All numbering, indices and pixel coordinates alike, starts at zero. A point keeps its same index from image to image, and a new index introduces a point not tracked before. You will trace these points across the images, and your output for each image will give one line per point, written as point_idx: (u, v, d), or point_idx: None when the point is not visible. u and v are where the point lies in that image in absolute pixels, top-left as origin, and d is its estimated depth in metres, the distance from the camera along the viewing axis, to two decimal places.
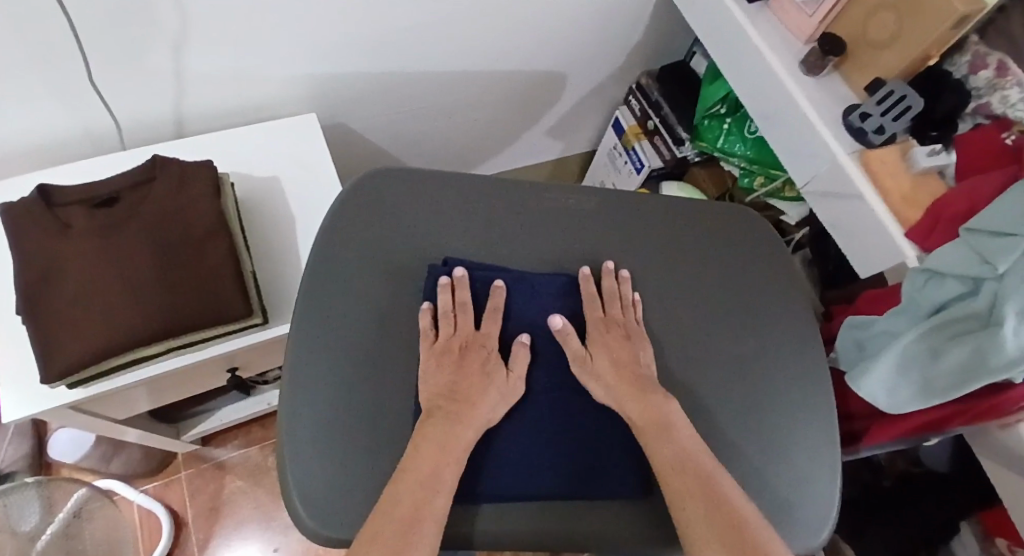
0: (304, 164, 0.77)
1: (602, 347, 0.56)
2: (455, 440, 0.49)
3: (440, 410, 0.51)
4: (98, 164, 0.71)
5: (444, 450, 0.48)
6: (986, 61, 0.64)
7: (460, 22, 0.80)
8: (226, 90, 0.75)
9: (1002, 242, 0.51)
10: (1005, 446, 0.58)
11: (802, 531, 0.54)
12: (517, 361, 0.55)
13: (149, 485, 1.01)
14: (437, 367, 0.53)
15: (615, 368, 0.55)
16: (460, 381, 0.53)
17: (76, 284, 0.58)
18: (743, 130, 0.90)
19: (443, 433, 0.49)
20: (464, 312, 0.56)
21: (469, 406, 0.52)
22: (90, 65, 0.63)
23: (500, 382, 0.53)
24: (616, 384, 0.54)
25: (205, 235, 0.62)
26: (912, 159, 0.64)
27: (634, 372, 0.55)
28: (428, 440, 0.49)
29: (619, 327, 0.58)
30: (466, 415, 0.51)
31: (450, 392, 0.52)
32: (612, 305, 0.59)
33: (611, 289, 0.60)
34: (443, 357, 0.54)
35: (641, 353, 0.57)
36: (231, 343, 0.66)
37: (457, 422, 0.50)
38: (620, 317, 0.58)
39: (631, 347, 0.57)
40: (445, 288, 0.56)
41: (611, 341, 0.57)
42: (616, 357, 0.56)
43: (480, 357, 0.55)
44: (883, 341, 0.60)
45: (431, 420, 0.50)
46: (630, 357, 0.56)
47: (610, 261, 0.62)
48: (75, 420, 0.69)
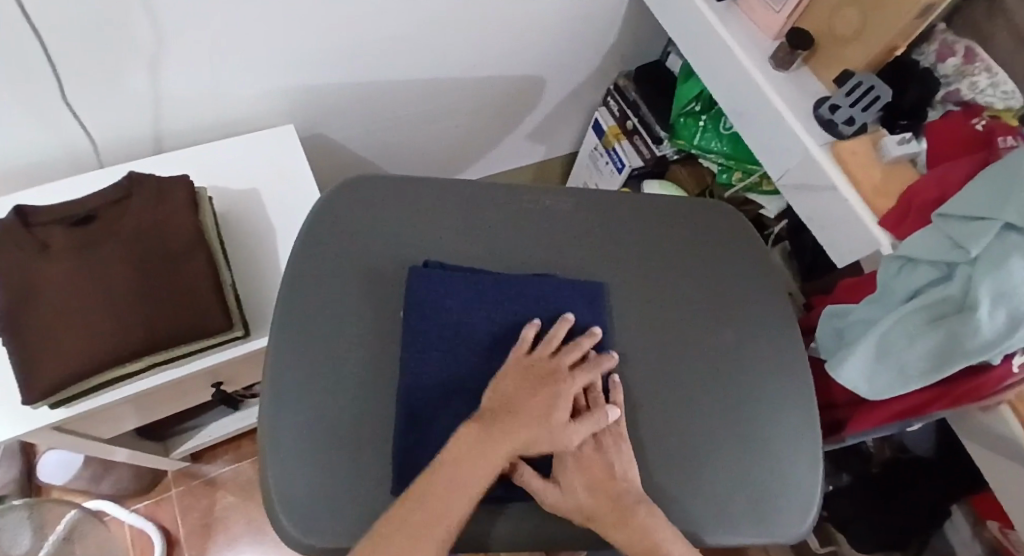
0: (282, 176, 0.77)
1: (571, 466, 0.51)
2: (495, 447, 0.48)
3: (489, 421, 0.49)
4: (76, 184, 0.71)
5: (483, 457, 0.47)
6: (953, 49, 0.65)
7: (436, 31, 0.81)
8: (202, 105, 0.75)
9: (974, 226, 0.51)
10: (987, 428, 0.58)
11: (786, 518, 0.55)
12: (585, 422, 0.51)
13: (139, 505, 1.00)
14: (519, 380, 0.52)
15: (591, 493, 0.49)
16: (526, 401, 0.50)
17: (55, 304, 0.58)
18: (718, 127, 0.91)
19: (482, 439, 0.48)
20: (572, 349, 0.54)
21: (518, 430, 0.49)
22: (64, 85, 0.64)
23: (557, 427, 0.50)
24: (593, 508, 0.49)
25: (184, 249, 0.62)
26: (883, 149, 0.64)
27: (612, 487, 0.49)
28: (467, 443, 0.48)
29: (588, 435, 0.52)
30: (509, 431, 0.49)
31: (509, 408, 0.50)
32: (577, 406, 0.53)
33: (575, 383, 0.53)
34: (530, 373, 0.52)
35: (618, 463, 0.51)
36: (215, 357, 0.66)
37: (497, 435, 0.48)
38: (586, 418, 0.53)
39: (603, 458, 0.51)
40: (564, 322, 0.55)
41: (581, 456, 0.51)
42: (589, 476, 0.50)
43: (556, 392, 0.52)
44: (859, 329, 0.61)
45: (477, 426, 0.49)
46: (607, 472, 0.50)
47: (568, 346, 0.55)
48: (60, 441, 0.68)
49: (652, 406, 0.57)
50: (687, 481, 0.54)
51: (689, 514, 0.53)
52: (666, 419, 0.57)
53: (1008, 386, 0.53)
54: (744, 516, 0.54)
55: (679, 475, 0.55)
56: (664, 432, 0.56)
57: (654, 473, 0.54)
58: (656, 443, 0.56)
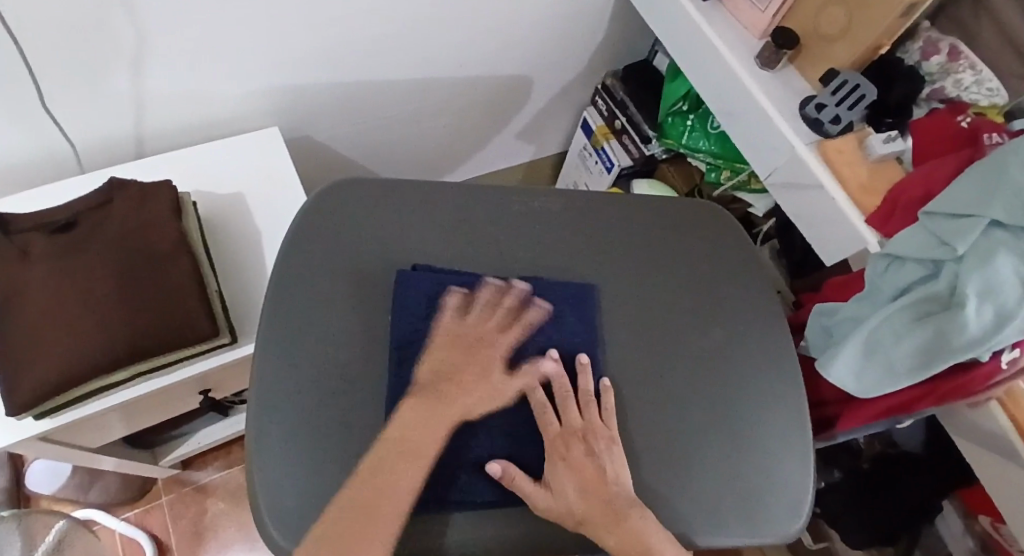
0: (268, 179, 0.76)
1: (563, 470, 0.51)
2: (439, 414, 0.51)
3: (430, 392, 0.52)
4: (58, 190, 0.70)
5: (427, 425, 0.51)
6: (938, 47, 0.65)
7: (423, 31, 0.80)
8: (185, 108, 0.75)
9: (960, 224, 0.52)
10: (975, 424, 0.59)
11: (777, 518, 0.55)
12: (521, 376, 0.55)
13: (129, 512, 0.99)
14: (448, 348, 0.55)
15: (582, 496, 0.50)
16: (458, 368, 0.54)
17: (37, 312, 0.57)
18: (706, 126, 0.91)
19: (424, 409, 0.51)
20: (497, 310, 0.57)
21: (460, 394, 0.53)
22: (43, 89, 0.63)
23: (493, 386, 0.54)
24: (585, 512, 0.50)
25: (167, 255, 0.61)
26: (869, 147, 0.65)
27: (604, 491, 0.50)
28: (412, 414, 0.51)
29: (580, 439, 0.53)
30: (453, 399, 0.52)
31: (448, 377, 0.53)
32: (567, 408, 0.54)
33: (562, 387, 0.55)
34: (457, 340, 0.55)
35: (608, 467, 0.52)
36: (202, 363, 0.65)
37: (442, 402, 0.52)
38: (579, 424, 0.53)
39: (595, 462, 0.52)
40: (497, 285, 0.58)
41: (573, 461, 0.52)
42: (582, 479, 0.51)
43: (486, 355, 0.55)
44: (848, 327, 0.61)
45: (420, 398, 0.52)
46: (598, 475, 0.51)
47: (553, 351, 0.56)
48: (46, 451, 0.68)
49: (642, 408, 0.57)
50: (678, 482, 0.55)
51: (679, 516, 0.53)
52: (656, 421, 0.57)
53: (996, 382, 0.53)
54: (735, 516, 0.54)
55: (670, 477, 0.55)
56: (655, 434, 0.56)
57: (645, 476, 0.54)
58: (647, 444, 0.56)
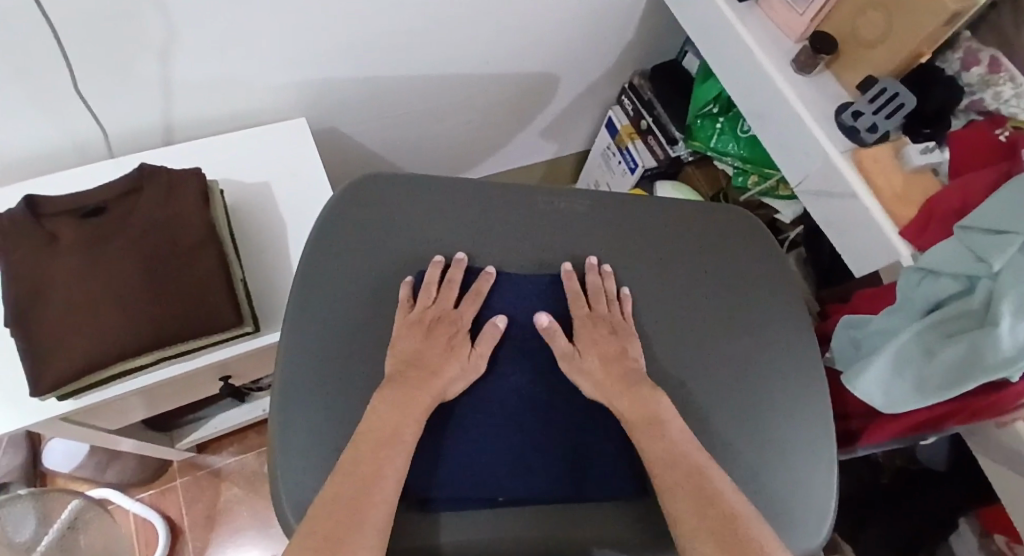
0: (294, 171, 0.76)
1: (589, 344, 0.57)
2: (412, 401, 0.51)
3: (401, 377, 0.52)
4: (86, 174, 0.70)
5: (403, 407, 0.51)
6: (978, 58, 0.64)
7: (452, 27, 0.80)
8: (213, 97, 0.75)
9: (994, 240, 0.51)
10: (1002, 444, 0.58)
11: (800, 531, 0.54)
12: (483, 341, 0.56)
13: (144, 494, 1.00)
14: (406, 335, 0.55)
15: (603, 366, 0.55)
16: (423, 351, 0.54)
17: (65, 297, 0.58)
18: (735, 130, 0.90)
19: (400, 399, 0.51)
20: (447, 288, 0.58)
21: (429, 374, 0.53)
22: (75, 76, 0.63)
23: (461, 358, 0.55)
24: (605, 379, 0.55)
25: (195, 244, 0.62)
26: (906, 156, 0.64)
27: (623, 366, 0.55)
28: (385, 403, 0.51)
29: (606, 323, 0.58)
30: (425, 383, 0.52)
31: (414, 361, 0.54)
32: (597, 299, 0.59)
33: (595, 284, 0.60)
34: (414, 327, 0.56)
35: (629, 347, 0.57)
36: (223, 352, 0.66)
37: (415, 386, 0.52)
38: (605, 312, 0.59)
39: (618, 342, 0.57)
40: (457, 264, 0.59)
41: (598, 338, 0.57)
42: (604, 354, 0.56)
43: (446, 333, 0.56)
44: (877, 340, 0.60)
45: (393, 385, 0.52)
46: (618, 352, 0.56)
47: (593, 257, 0.62)
48: (68, 432, 0.68)
49: None
50: None
51: None
52: None
53: None
54: None
55: None
56: None
57: None
58: None
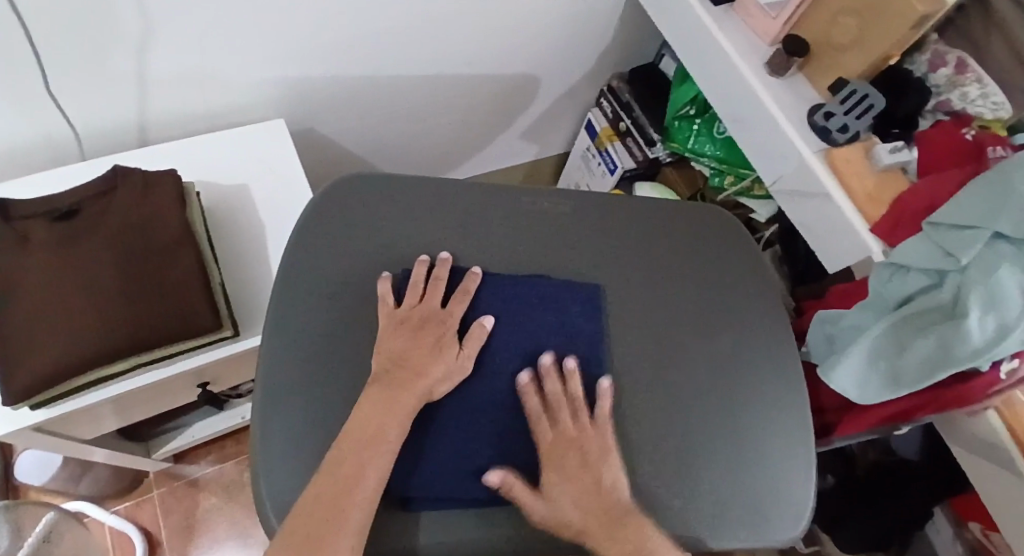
0: (274, 173, 0.75)
1: (558, 481, 0.51)
2: (397, 401, 0.50)
3: (386, 376, 0.51)
4: (58, 176, 0.69)
5: (388, 406, 0.50)
6: (945, 59, 0.66)
7: (433, 27, 0.80)
8: (193, 96, 0.74)
9: (964, 234, 0.53)
10: (973, 432, 0.60)
11: (780, 524, 0.55)
12: (470, 340, 0.55)
13: (119, 506, 0.98)
14: (393, 333, 0.54)
15: (580, 510, 0.49)
16: (410, 350, 0.53)
17: (35, 301, 0.56)
18: (712, 130, 0.92)
19: (384, 399, 0.50)
20: (434, 288, 0.58)
21: (414, 372, 0.52)
22: (49, 74, 0.62)
23: (447, 357, 0.54)
24: (584, 526, 0.49)
25: (171, 246, 0.61)
26: (876, 157, 0.65)
27: (601, 500, 0.50)
28: (370, 404, 0.50)
29: (574, 450, 0.52)
30: (410, 382, 0.51)
31: (401, 360, 0.53)
32: (558, 412, 0.54)
33: (558, 395, 0.54)
34: (400, 325, 0.55)
35: (604, 475, 0.51)
36: (201, 357, 0.65)
37: (399, 387, 0.51)
38: (574, 434, 0.53)
39: (590, 472, 0.51)
40: (444, 262, 0.59)
41: (568, 473, 0.51)
42: (578, 495, 0.50)
43: (434, 332, 0.55)
44: (850, 336, 0.61)
45: (378, 385, 0.51)
46: (595, 485, 0.51)
47: (558, 358, 0.56)
48: (39, 441, 0.66)
49: (647, 410, 0.57)
50: (683, 484, 0.55)
51: (686, 518, 0.53)
52: (662, 425, 0.57)
53: (996, 391, 0.54)
54: (740, 522, 0.54)
55: (675, 479, 0.55)
56: (660, 438, 0.56)
57: (651, 478, 0.55)
58: (652, 446, 0.56)
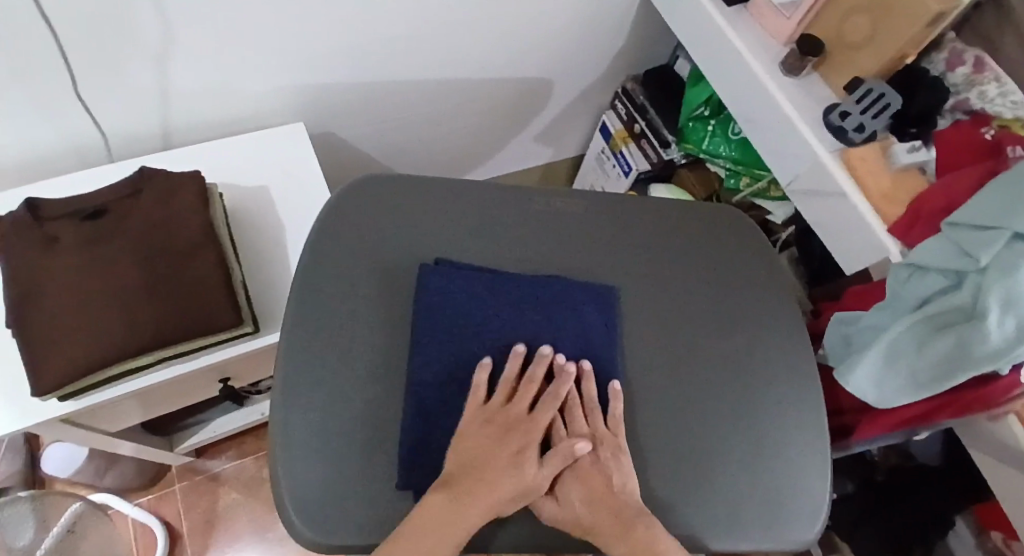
0: (292, 175, 0.77)
1: (568, 477, 0.52)
2: (460, 518, 0.47)
3: (455, 486, 0.48)
4: (86, 178, 0.71)
5: (449, 521, 0.47)
6: (962, 58, 0.65)
7: (446, 32, 0.81)
8: (214, 102, 0.76)
9: (983, 234, 0.52)
10: (994, 436, 0.59)
11: (793, 525, 0.55)
12: (555, 460, 0.51)
13: (143, 499, 1.01)
14: (477, 433, 0.51)
15: (588, 506, 0.50)
16: (488, 458, 0.50)
17: (64, 298, 0.58)
18: (727, 131, 0.91)
19: (446, 508, 0.47)
20: (528, 386, 0.54)
21: (490, 486, 0.49)
22: (77, 81, 0.64)
23: (528, 471, 0.50)
24: (592, 523, 0.50)
25: (194, 245, 0.62)
26: (893, 155, 0.65)
27: (610, 498, 0.50)
28: (429, 510, 0.47)
29: (586, 446, 0.53)
30: (478, 498, 0.48)
31: (474, 470, 0.49)
32: (572, 414, 0.54)
33: (570, 394, 0.55)
34: (486, 425, 0.52)
35: (615, 473, 0.51)
36: (222, 353, 0.66)
37: (467, 502, 0.48)
38: (585, 431, 0.54)
39: (601, 469, 0.52)
40: (543, 359, 0.54)
41: (579, 469, 0.52)
42: (588, 488, 0.51)
43: (519, 438, 0.52)
44: (868, 336, 0.61)
45: (441, 491, 0.48)
46: (605, 483, 0.51)
47: (585, 363, 0.56)
48: (68, 434, 0.69)
49: (658, 409, 0.58)
50: (695, 483, 0.55)
51: (698, 517, 0.54)
52: (673, 423, 0.57)
53: (1015, 396, 0.53)
54: (752, 522, 0.54)
55: (686, 478, 0.55)
56: (671, 436, 0.56)
57: (662, 477, 0.55)
58: (663, 445, 0.56)
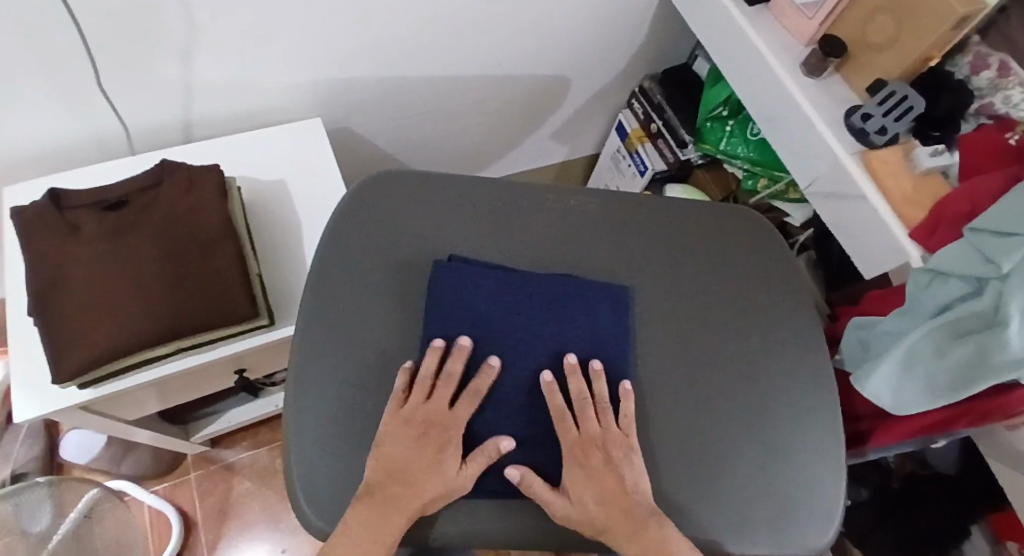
0: (309, 169, 0.78)
1: (581, 479, 0.51)
2: (388, 522, 0.48)
3: (379, 491, 0.49)
4: (109, 169, 0.72)
5: (377, 529, 0.48)
6: (987, 62, 0.64)
7: (465, 29, 0.81)
8: (235, 96, 0.77)
9: (1004, 242, 0.51)
10: (1012, 446, 0.58)
11: (806, 530, 0.54)
12: (476, 460, 0.51)
13: (158, 486, 1.02)
14: (396, 436, 0.51)
15: (602, 506, 0.50)
16: (410, 461, 0.50)
17: (86, 288, 0.59)
18: (745, 132, 0.91)
19: (373, 516, 0.48)
20: (445, 384, 0.53)
21: (411, 491, 0.49)
22: (101, 75, 0.65)
23: (448, 471, 0.51)
24: (606, 523, 0.49)
25: (213, 237, 0.63)
26: (915, 159, 0.64)
27: (623, 500, 0.50)
28: (358, 521, 0.48)
29: (599, 447, 0.53)
30: (404, 502, 0.49)
31: (397, 474, 0.50)
32: (585, 414, 0.54)
33: (581, 393, 0.54)
34: (404, 426, 0.52)
35: (629, 474, 0.51)
36: (238, 345, 0.67)
37: (393, 506, 0.49)
38: (597, 432, 0.53)
39: (614, 470, 0.51)
40: (460, 352, 0.54)
41: (591, 469, 0.51)
42: (601, 488, 0.51)
43: (440, 437, 0.52)
44: (885, 342, 0.60)
45: (366, 499, 0.49)
46: (618, 484, 0.51)
47: (596, 361, 0.56)
48: (87, 421, 0.70)
49: (670, 410, 0.57)
50: (706, 486, 0.55)
51: (709, 519, 0.53)
52: (685, 425, 0.57)
53: None
54: (763, 526, 0.54)
55: (697, 480, 0.55)
56: (684, 437, 0.56)
57: (673, 478, 0.55)
58: (675, 446, 0.56)
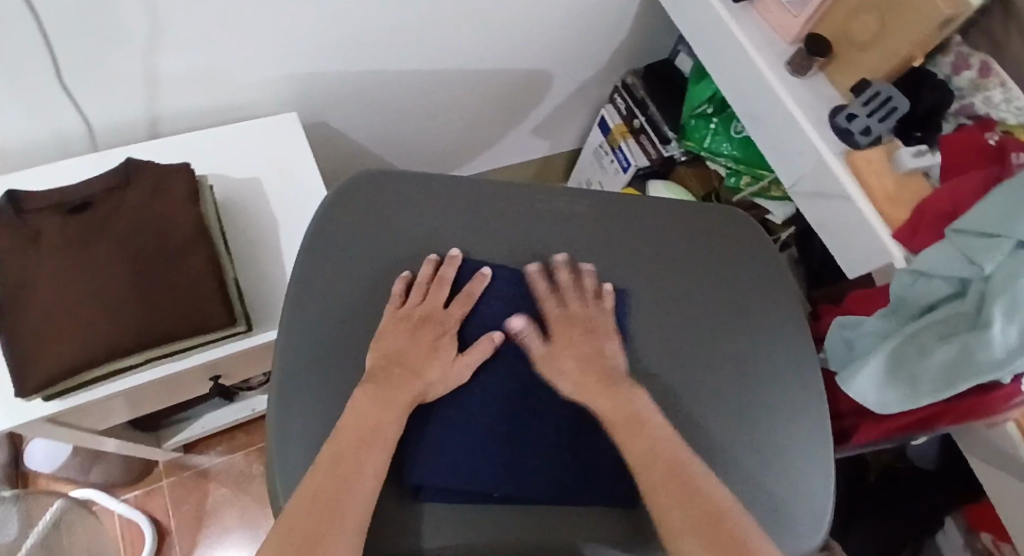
0: (286, 167, 0.75)
1: (565, 346, 0.56)
2: (393, 398, 0.50)
3: (379, 377, 0.51)
4: (72, 169, 0.69)
5: (385, 402, 0.50)
6: (969, 62, 0.65)
7: (446, 19, 0.79)
8: (207, 90, 0.73)
9: (986, 243, 0.51)
10: (990, 442, 0.59)
11: (797, 531, 0.55)
12: (473, 351, 0.54)
13: (129, 496, 0.99)
14: (394, 331, 0.54)
15: (580, 367, 0.54)
16: (409, 349, 0.53)
17: (51, 296, 0.56)
18: (729, 130, 0.91)
19: (379, 395, 0.50)
20: (439, 286, 0.57)
21: (410, 373, 0.52)
22: (60, 67, 0.61)
23: (445, 360, 0.53)
24: (582, 381, 0.53)
25: (185, 240, 0.60)
26: (898, 159, 0.64)
27: (602, 366, 0.54)
28: (366, 398, 0.50)
29: (582, 322, 0.57)
30: (405, 381, 0.51)
31: (398, 360, 0.52)
32: (569, 297, 0.58)
33: (567, 281, 0.59)
34: (402, 323, 0.55)
35: (606, 346, 0.56)
36: (214, 352, 0.64)
37: (394, 386, 0.51)
38: (581, 310, 0.58)
39: (595, 342, 0.56)
40: (452, 261, 0.58)
41: (574, 338, 0.56)
42: (579, 353, 0.55)
43: (434, 329, 0.55)
44: (870, 342, 0.60)
45: (369, 382, 0.51)
46: (596, 352, 0.55)
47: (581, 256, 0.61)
48: (53, 433, 0.67)
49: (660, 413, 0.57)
50: None
51: None
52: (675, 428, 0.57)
53: (1016, 403, 0.53)
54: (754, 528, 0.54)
55: None
56: None
57: None
58: None
